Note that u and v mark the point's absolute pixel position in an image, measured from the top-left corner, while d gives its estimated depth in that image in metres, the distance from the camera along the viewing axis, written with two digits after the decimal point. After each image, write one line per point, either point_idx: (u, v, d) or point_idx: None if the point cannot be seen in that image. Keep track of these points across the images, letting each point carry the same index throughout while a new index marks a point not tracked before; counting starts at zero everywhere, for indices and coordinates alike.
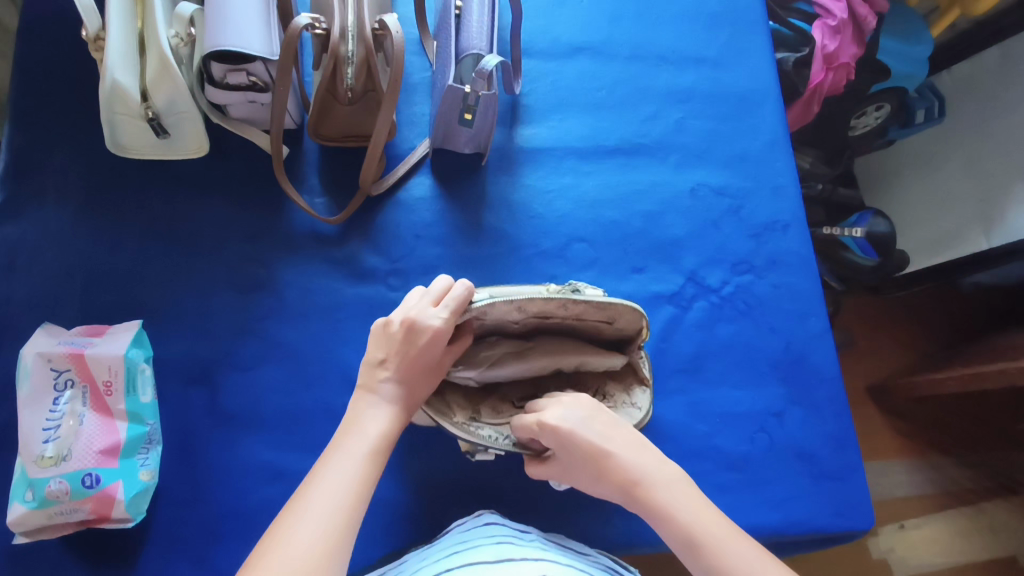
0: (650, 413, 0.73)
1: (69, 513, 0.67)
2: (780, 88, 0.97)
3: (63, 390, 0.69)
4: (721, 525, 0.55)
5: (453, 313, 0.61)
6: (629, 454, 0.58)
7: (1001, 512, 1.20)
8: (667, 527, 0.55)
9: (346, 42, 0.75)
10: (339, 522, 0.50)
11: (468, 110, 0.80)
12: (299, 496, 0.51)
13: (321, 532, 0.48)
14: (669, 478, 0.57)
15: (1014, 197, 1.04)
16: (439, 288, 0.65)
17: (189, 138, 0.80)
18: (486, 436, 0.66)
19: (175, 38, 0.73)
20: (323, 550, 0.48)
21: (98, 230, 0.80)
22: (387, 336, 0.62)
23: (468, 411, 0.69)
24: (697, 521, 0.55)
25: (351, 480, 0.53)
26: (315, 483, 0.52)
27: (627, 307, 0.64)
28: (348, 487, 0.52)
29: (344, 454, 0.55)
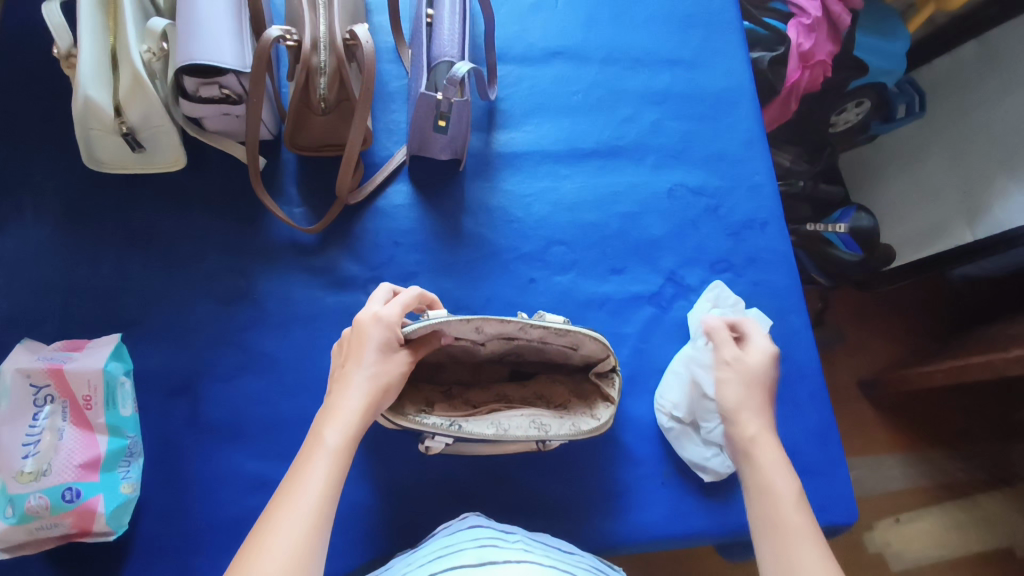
0: (609, 424, 0.70)
1: (51, 527, 0.67)
2: (755, 87, 0.98)
3: (43, 405, 0.70)
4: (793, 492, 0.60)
5: (402, 304, 0.63)
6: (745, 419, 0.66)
7: (995, 503, 1.21)
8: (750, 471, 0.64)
9: (318, 53, 0.76)
10: (307, 529, 0.48)
11: (441, 117, 0.81)
12: (269, 516, 0.49)
13: (294, 545, 0.47)
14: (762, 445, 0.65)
15: (997, 189, 1.04)
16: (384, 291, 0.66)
17: (165, 151, 0.80)
18: (430, 422, 0.65)
19: (148, 52, 0.73)
20: (295, 564, 0.46)
21: (78, 245, 0.80)
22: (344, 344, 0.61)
23: (420, 405, 0.69)
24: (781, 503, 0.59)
25: (315, 502, 0.50)
26: (279, 510, 0.49)
27: (590, 335, 0.67)
28: (318, 496, 0.50)
29: (314, 462, 0.52)
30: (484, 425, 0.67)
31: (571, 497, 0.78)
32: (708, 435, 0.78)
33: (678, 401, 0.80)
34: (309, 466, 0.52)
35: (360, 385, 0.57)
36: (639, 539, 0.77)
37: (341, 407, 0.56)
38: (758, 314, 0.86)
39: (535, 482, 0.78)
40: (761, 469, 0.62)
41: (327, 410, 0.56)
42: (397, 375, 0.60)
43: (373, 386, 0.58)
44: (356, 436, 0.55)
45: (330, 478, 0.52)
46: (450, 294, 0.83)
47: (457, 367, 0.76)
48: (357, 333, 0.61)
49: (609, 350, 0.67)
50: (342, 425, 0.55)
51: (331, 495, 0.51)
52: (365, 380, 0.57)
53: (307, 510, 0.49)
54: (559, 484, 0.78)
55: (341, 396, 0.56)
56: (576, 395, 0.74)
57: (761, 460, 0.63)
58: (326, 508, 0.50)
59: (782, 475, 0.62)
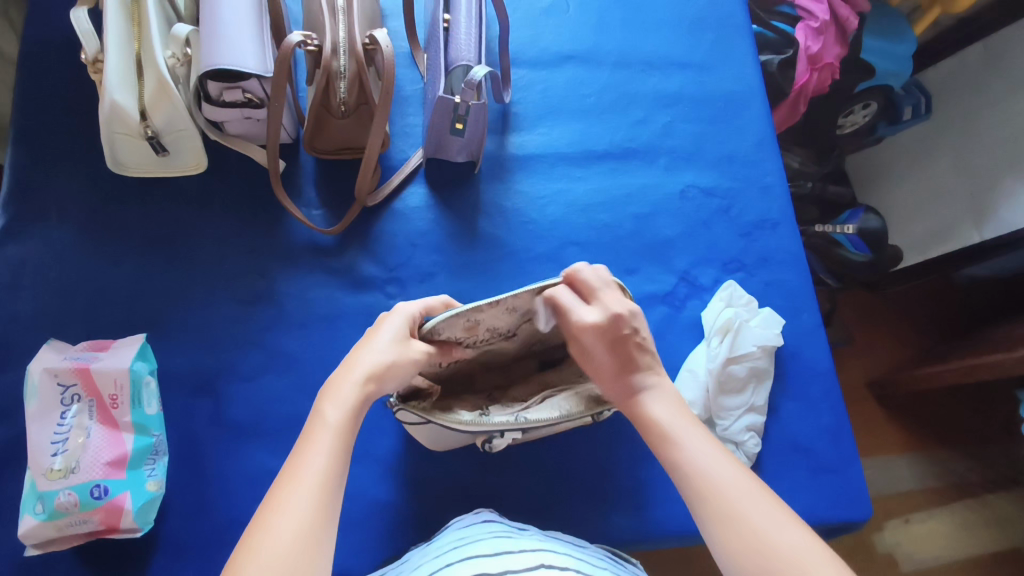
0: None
1: (79, 524, 0.68)
2: (765, 89, 0.99)
3: (70, 404, 0.71)
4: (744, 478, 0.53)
5: (424, 305, 0.66)
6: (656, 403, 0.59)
7: (1004, 503, 1.21)
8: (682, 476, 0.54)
9: (337, 57, 0.77)
10: (310, 506, 0.47)
11: (459, 120, 0.82)
12: (273, 497, 0.47)
13: (297, 524, 0.46)
14: (672, 402, 0.59)
15: (1005, 189, 1.05)
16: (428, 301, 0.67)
17: (187, 155, 0.82)
18: (497, 420, 0.66)
19: (172, 58, 0.76)
20: (300, 545, 0.45)
21: (101, 247, 0.81)
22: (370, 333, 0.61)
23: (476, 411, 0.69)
24: (729, 490, 0.51)
25: (319, 482, 0.48)
26: (285, 490, 0.47)
27: None
28: (320, 472, 0.49)
29: (318, 439, 0.51)
30: (548, 409, 0.68)
31: (587, 495, 0.79)
32: (724, 431, 0.80)
33: (695, 399, 0.81)
34: (310, 444, 0.50)
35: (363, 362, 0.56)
36: (655, 537, 0.77)
37: (345, 387, 0.54)
38: (771, 314, 0.86)
39: (553, 479, 0.79)
40: (701, 470, 0.53)
41: (329, 386, 0.55)
42: (407, 357, 0.58)
43: (376, 362, 0.56)
44: (358, 413, 0.53)
45: (333, 454, 0.50)
46: (467, 295, 0.84)
47: (489, 372, 0.77)
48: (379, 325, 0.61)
49: (627, 287, 0.71)
50: (343, 403, 0.53)
51: (336, 476, 0.50)
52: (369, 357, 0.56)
53: (311, 484, 0.48)
54: (576, 482, 0.79)
55: (343, 372, 0.55)
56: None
57: (698, 460, 0.54)
58: (330, 485, 0.49)
59: (725, 469, 0.53)
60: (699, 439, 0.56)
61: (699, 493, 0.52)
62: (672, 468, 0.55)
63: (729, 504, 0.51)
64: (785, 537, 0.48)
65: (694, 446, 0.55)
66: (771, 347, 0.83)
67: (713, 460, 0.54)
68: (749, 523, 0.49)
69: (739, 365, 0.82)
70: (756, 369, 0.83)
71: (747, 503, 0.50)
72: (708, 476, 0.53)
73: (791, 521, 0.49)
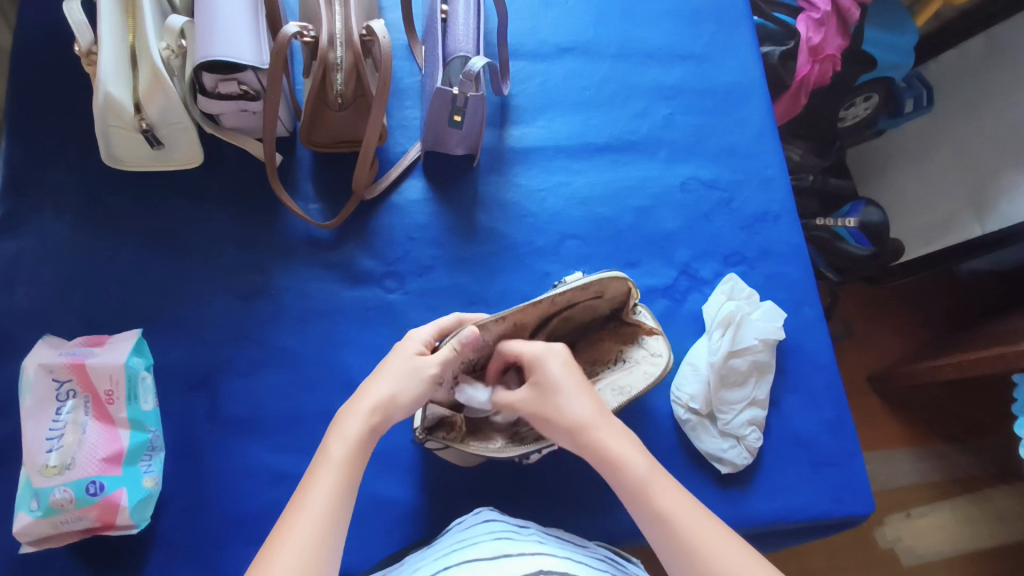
0: (671, 355, 0.73)
1: (75, 521, 0.67)
2: (766, 80, 0.98)
3: (65, 400, 0.70)
4: (663, 477, 0.57)
5: (438, 326, 0.66)
6: (577, 406, 0.58)
7: (1006, 497, 1.21)
8: (617, 475, 0.56)
9: (334, 48, 0.76)
10: (316, 537, 0.48)
11: (457, 111, 0.81)
12: (279, 531, 0.48)
13: (300, 559, 0.46)
14: (610, 425, 0.58)
15: (1006, 182, 1.04)
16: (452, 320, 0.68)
17: (182, 148, 0.81)
18: (532, 441, 0.69)
19: (166, 50, 0.74)
20: None
21: (95, 243, 0.81)
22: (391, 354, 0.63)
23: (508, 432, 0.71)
24: (661, 488, 0.55)
25: (320, 514, 0.49)
26: (289, 523, 0.48)
27: (612, 276, 0.68)
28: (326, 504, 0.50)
29: (321, 474, 0.52)
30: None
31: (588, 491, 0.78)
32: (725, 426, 0.80)
33: (695, 393, 0.80)
34: (317, 476, 0.52)
35: (372, 394, 0.57)
36: None
37: (350, 420, 0.55)
38: (773, 307, 0.85)
39: (552, 475, 0.78)
40: (659, 502, 0.54)
41: (339, 417, 0.56)
42: (416, 381, 0.59)
43: (385, 392, 0.57)
44: (365, 443, 0.54)
45: (337, 488, 0.51)
46: (467, 289, 0.84)
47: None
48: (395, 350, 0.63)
49: (631, 283, 0.69)
50: (347, 436, 0.54)
51: (339, 511, 0.50)
52: (378, 388, 0.58)
53: (314, 519, 0.49)
54: (577, 477, 0.78)
55: (353, 404, 0.57)
56: (623, 343, 0.76)
57: (650, 488, 0.55)
58: (336, 518, 0.50)
59: (703, 526, 0.53)
60: (672, 491, 0.55)
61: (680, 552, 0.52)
62: (648, 525, 0.54)
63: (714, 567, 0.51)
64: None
65: (670, 505, 0.54)
66: (773, 340, 0.83)
67: (692, 518, 0.54)
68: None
69: (740, 358, 0.81)
70: (757, 363, 0.82)
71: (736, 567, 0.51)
72: (687, 534, 0.53)
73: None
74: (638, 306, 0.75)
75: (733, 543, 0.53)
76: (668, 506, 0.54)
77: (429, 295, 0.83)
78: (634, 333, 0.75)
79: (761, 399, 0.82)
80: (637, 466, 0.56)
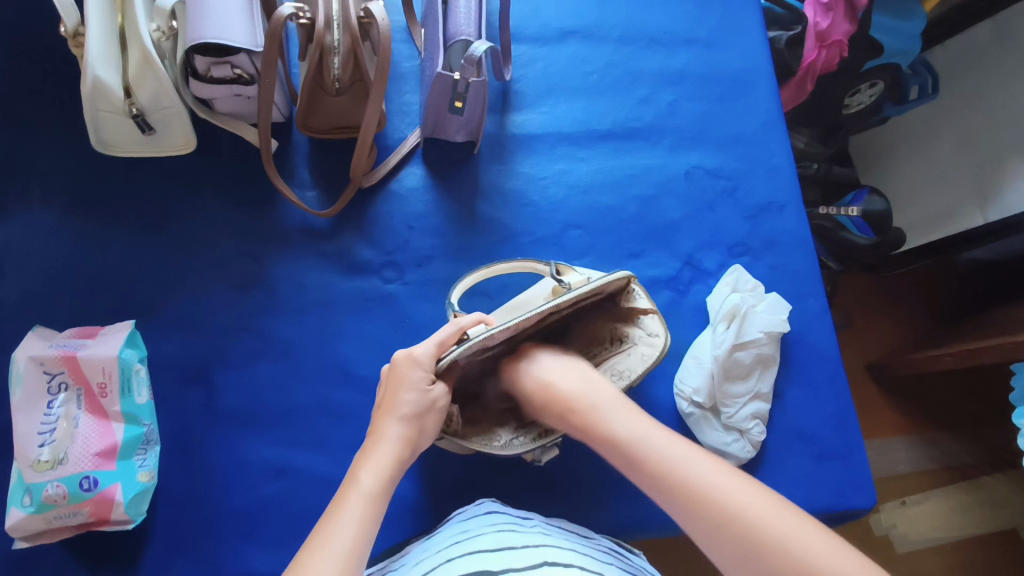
0: (667, 334, 0.72)
1: (68, 516, 0.66)
2: (773, 66, 0.96)
3: (57, 393, 0.69)
4: (649, 426, 0.58)
5: (437, 341, 0.62)
6: (579, 392, 0.62)
7: (1002, 485, 1.21)
8: (607, 445, 0.58)
9: (331, 31, 0.73)
10: (340, 569, 0.45)
11: (458, 98, 0.78)
12: (304, 554, 0.47)
13: None
14: (607, 400, 0.61)
15: (1009, 169, 1.02)
16: (453, 331, 0.63)
17: (174, 134, 0.79)
18: (530, 439, 0.70)
19: (157, 31, 0.71)
20: None
21: (85, 230, 0.79)
22: (396, 370, 0.61)
23: (511, 424, 0.72)
24: (645, 441, 0.57)
25: (350, 538, 0.48)
26: (316, 544, 0.47)
27: (616, 276, 0.66)
28: (353, 535, 0.48)
29: (349, 502, 0.51)
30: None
31: (590, 485, 0.77)
32: (729, 419, 0.79)
33: (699, 386, 0.79)
34: (345, 507, 0.51)
35: (394, 432, 0.58)
36: (657, 524, 0.76)
37: (379, 452, 0.56)
38: (779, 299, 0.84)
39: (553, 469, 0.78)
40: (645, 453, 0.56)
41: (365, 452, 0.57)
42: (434, 419, 0.60)
43: (406, 431, 0.58)
44: (390, 480, 0.55)
45: (366, 520, 0.50)
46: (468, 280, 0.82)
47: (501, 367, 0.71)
48: (397, 372, 0.61)
49: (631, 278, 0.67)
50: (376, 468, 0.55)
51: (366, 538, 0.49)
52: (399, 425, 0.58)
53: (344, 546, 0.47)
54: (578, 470, 0.78)
55: (375, 442, 0.57)
56: (619, 322, 0.74)
57: (633, 441, 0.57)
58: (361, 550, 0.48)
59: (697, 461, 0.54)
60: (670, 444, 0.56)
61: (686, 498, 0.52)
62: (650, 484, 0.55)
63: (716, 502, 0.51)
64: (772, 520, 0.49)
65: (668, 455, 0.55)
66: (778, 333, 0.81)
67: (680, 456, 0.55)
68: (740, 518, 0.50)
69: (745, 351, 0.80)
70: (762, 356, 0.81)
71: (738, 498, 0.51)
72: (689, 480, 0.53)
73: (778, 504, 0.50)
74: (635, 286, 0.72)
75: (732, 473, 0.53)
76: (665, 457, 0.55)
77: (429, 286, 0.81)
78: (630, 314, 0.73)
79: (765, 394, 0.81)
80: (625, 432, 0.58)
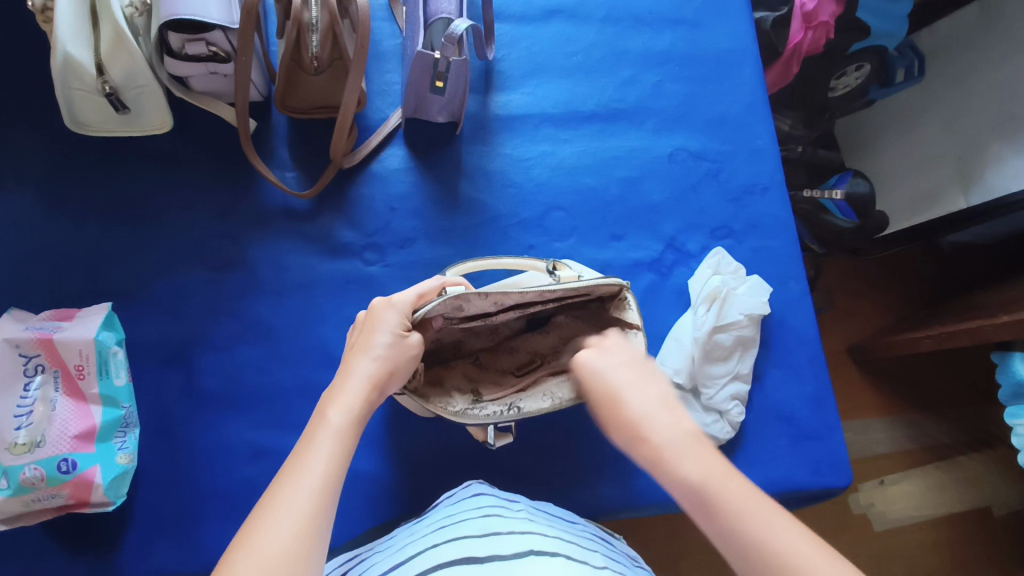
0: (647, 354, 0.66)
1: (48, 498, 0.66)
2: (758, 47, 0.95)
3: (33, 375, 0.68)
4: (737, 481, 0.47)
5: (417, 293, 0.62)
6: (653, 419, 0.51)
7: (977, 464, 1.23)
8: (673, 480, 0.48)
9: (309, 8, 0.71)
10: (311, 508, 0.43)
11: (439, 77, 0.77)
12: (269, 497, 0.44)
13: (295, 525, 0.42)
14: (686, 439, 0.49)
15: (992, 154, 1.02)
16: (433, 287, 0.64)
17: (150, 113, 0.77)
18: (489, 413, 0.66)
19: (129, 7, 0.70)
20: (298, 545, 0.41)
21: (59, 212, 0.78)
22: (373, 313, 0.59)
23: (470, 395, 0.69)
24: (735, 499, 0.45)
25: (317, 479, 0.46)
26: (283, 487, 0.44)
27: (604, 281, 0.64)
28: (321, 476, 0.46)
29: (318, 442, 0.48)
30: (539, 397, 0.67)
31: (571, 466, 0.78)
32: (709, 401, 0.80)
33: (680, 367, 0.80)
34: (313, 445, 0.48)
35: (363, 369, 0.55)
36: (635, 504, 0.77)
37: (348, 391, 0.53)
38: (759, 282, 0.85)
39: (534, 450, 0.78)
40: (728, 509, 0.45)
41: (332, 391, 0.54)
42: (406, 361, 0.58)
43: (376, 369, 0.55)
44: (360, 420, 0.52)
45: (335, 457, 0.48)
46: (448, 263, 0.82)
47: (477, 336, 0.71)
48: (371, 316, 0.60)
49: (624, 288, 0.65)
50: (346, 406, 0.52)
51: (336, 479, 0.47)
52: (369, 364, 0.55)
53: (312, 486, 0.45)
54: (559, 451, 0.78)
55: (343, 379, 0.54)
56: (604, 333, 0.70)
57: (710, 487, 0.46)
58: (331, 491, 0.45)
59: (786, 537, 0.43)
60: (754, 503, 0.45)
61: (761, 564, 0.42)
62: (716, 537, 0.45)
63: None
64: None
65: (748, 518, 0.44)
66: (758, 316, 0.83)
67: (772, 526, 0.43)
68: None
69: (726, 333, 0.81)
70: (743, 338, 0.82)
71: None
72: (770, 547, 0.42)
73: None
74: (627, 293, 0.68)
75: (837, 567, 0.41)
76: (743, 518, 0.44)
77: (409, 269, 0.81)
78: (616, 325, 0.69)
79: (745, 375, 0.82)
80: (696, 481, 0.47)
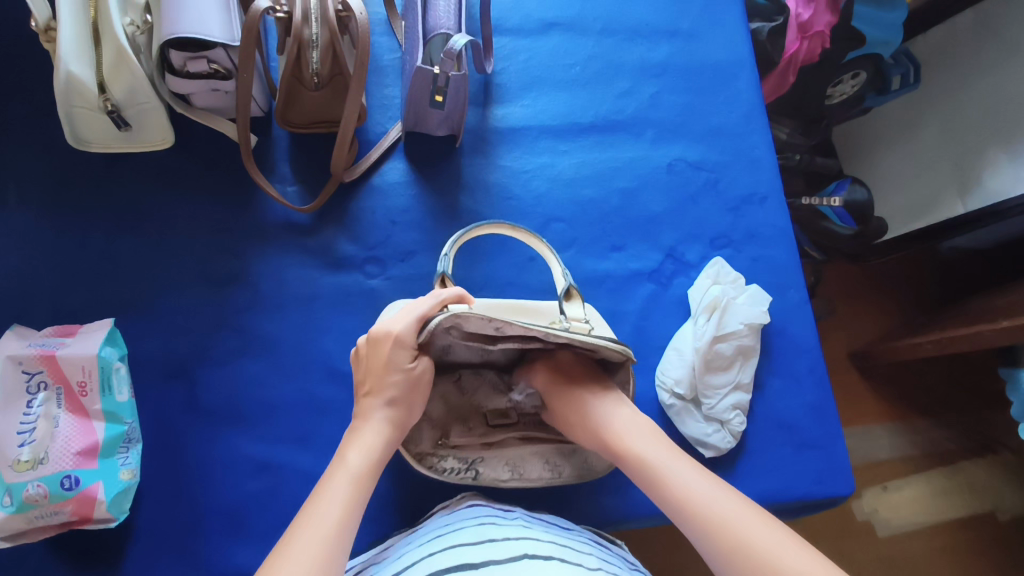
0: None
1: (51, 515, 0.66)
2: (755, 58, 0.96)
3: (37, 392, 0.68)
4: (678, 462, 0.59)
5: (418, 317, 0.60)
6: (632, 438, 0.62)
7: (980, 470, 1.23)
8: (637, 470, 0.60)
9: (309, 25, 0.72)
10: (324, 550, 0.47)
11: (437, 91, 0.78)
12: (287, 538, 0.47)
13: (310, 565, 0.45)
14: (643, 433, 0.63)
15: (989, 160, 1.02)
16: (432, 306, 0.61)
17: (152, 130, 0.78)
18: (449, 471, 0.71)
19: (131, 25, 0.71)
20: None
21: (59, 229, 0.78)
22: (379, 343, 0.60)
23: (437, 433, 0.72)
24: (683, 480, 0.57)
25: (331, 520, 0.49)
26: (299, 525, 0.48)
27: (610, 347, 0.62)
28: (336, 516, 0.49)
29: (334, 485, 0.52)
30: (500, 466, 0.73)
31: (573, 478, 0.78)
32: (710, 411, 0.80)
33: (681, 377, 0.80)
34: (329, 488, 0.52)
35: (381, 413, 0.59)
36: (638, 515, 0.77)
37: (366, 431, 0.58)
38: (759, 291, 0.85)
39: None
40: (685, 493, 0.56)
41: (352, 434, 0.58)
42: (420, 389, 0.61)
43: (393, 412, 0.60)
44: (377, 462, 0.56)
45: (347, 499, 0.51)
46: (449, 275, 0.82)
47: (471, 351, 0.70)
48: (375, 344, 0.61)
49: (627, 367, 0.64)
50: (363, 448, 0.56)
51: (351, 519, 0.50)
52: (385, 406, 0.59)
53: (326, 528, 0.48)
54: None
55: (363, 422, 0.59)
56: None
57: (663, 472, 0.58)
58: (345, 532, 0.49)
59: (720, 496, 0.55)
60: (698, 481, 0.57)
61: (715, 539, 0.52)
62: (685, 520, 0.55)
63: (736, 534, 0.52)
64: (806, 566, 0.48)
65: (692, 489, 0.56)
66: (758, 324, 0.83)
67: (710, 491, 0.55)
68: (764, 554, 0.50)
69: (725, 343, 0.81)
70: (742, 347, 0.82)
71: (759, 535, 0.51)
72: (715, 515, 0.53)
73: (791, 537, 0.51)
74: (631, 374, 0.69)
75: (766, 521, 0.52)
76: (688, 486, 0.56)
77: (411, 281, 0.81)
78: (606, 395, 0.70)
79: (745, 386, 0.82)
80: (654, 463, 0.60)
